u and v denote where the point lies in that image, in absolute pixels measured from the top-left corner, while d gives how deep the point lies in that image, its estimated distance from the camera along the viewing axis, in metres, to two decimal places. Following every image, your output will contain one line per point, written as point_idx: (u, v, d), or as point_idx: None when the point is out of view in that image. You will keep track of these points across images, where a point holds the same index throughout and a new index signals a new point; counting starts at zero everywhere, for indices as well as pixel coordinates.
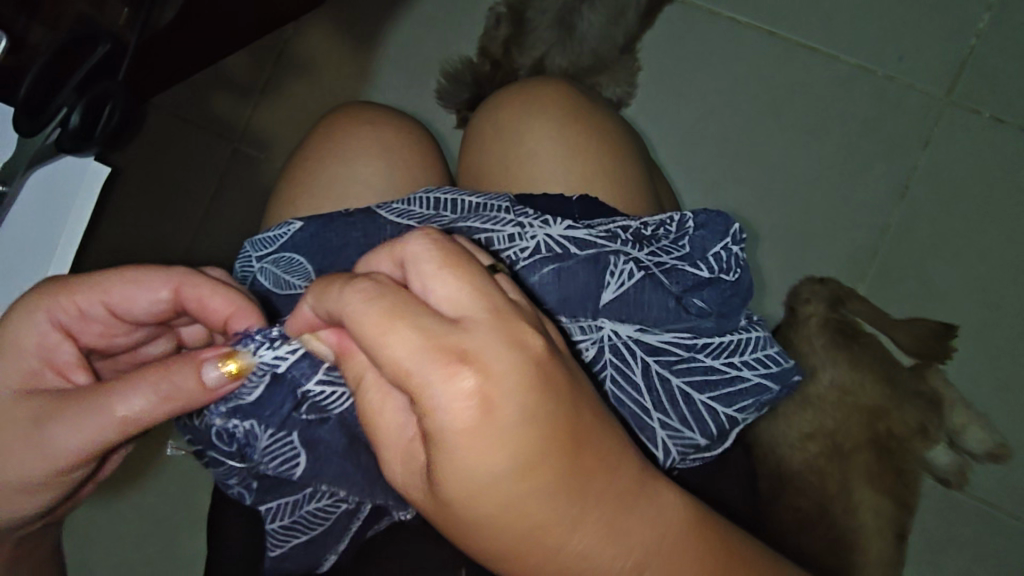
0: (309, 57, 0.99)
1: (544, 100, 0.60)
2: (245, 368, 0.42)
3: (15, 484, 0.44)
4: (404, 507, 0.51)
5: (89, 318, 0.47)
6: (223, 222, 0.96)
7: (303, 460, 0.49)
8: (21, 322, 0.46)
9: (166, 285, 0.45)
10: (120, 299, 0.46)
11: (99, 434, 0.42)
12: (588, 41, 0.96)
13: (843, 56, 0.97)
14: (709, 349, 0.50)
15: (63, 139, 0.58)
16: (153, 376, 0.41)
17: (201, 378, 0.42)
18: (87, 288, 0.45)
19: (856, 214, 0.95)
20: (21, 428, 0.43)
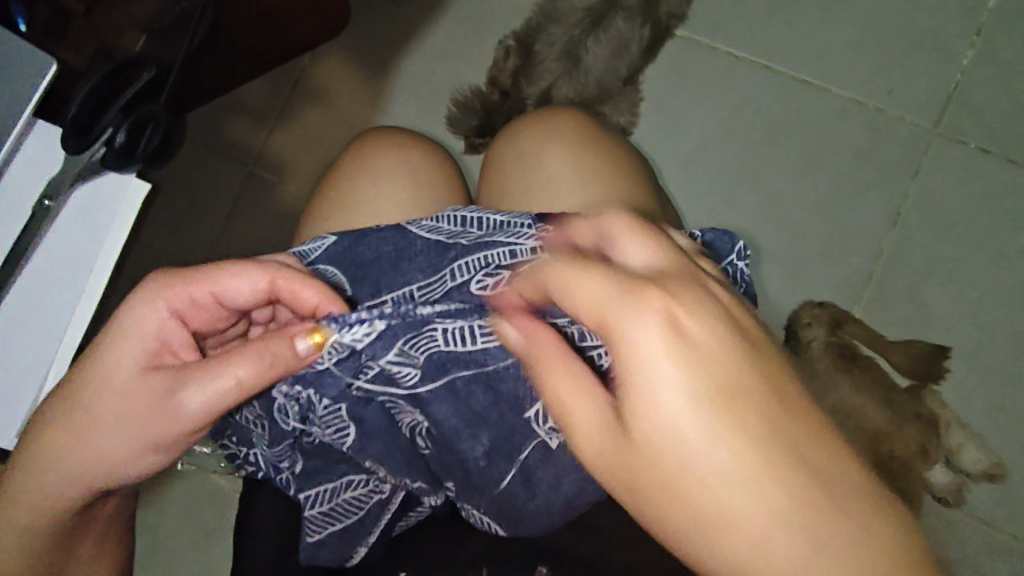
0: (325, 83, 1.04)
1: (561, 127, 0.64)
2: (328, 341, 0.46)
3: (139, 446, 0.48)
4: (433, 492, 0.56)
5: (198, 306, 0.50)
6: (242, 241, 1.00)
7: (351, 432, 0.52)
8: (136, 310, 0.48)
9: (265, 278, 0.49)
10: (229, 289, 0.49)
11: (218, 403, 0.46)
12: (593, 73, 1.01)
13: (836, 90, 1.02)
14: None
15: (109, 157, 0.62)
16: (258, 347, 0.46)
17: (297, 353, 0.46)
18: (198, 278, 0.49)
19: (850, 240, 0.99)
20: (150, 399, 0.47)
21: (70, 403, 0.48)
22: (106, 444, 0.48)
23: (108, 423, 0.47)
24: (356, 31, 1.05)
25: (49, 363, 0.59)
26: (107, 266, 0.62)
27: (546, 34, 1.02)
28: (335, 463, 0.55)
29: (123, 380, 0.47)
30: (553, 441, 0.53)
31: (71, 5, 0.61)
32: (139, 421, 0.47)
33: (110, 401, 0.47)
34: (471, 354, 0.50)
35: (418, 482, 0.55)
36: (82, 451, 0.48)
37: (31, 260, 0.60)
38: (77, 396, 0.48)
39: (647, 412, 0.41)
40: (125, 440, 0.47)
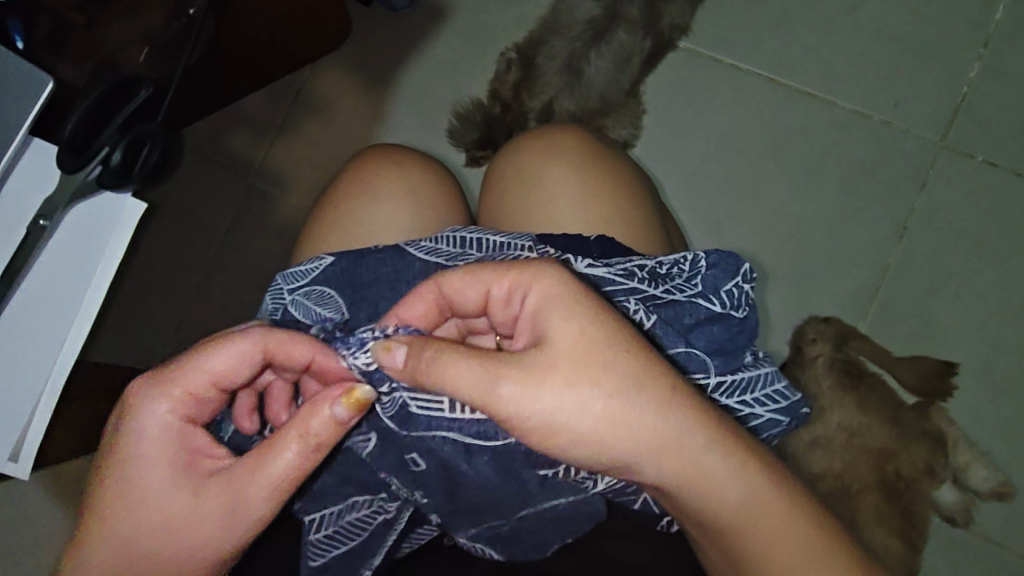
0: (326, 97, 1.03)
1: (564, 144, 0.63)
2: (367, 400, 0.45)
3: (210, 553, 0.46)
4: (437, 510, 0.53)
5: (202, 399, 0.47)
6: (241, 255, 0.99)
7: (373, 437, 0.52)
8: (143, 428, 0.46)
9: (257, 347, 0.47)
10: (224, 373, 0.47)
11: (279, 492, 0.45)
12: (596, 86, 1.00)
13: (840, 103, 1.01)
14: (723, 387, 0.52)
15: (104, 176, 0.61)
16: (298, 427, 0.44)
17: (337, 422, 0.44)
18: (188, 373, 0.46)
19: (855, 254, 0.98)
20: (208, 511, 0.45)
21: (108, 541, 0.45)
22: (165, 563, 0.46)
23: (161, 541, 0.45)
24: (357, 44, 1.04)
25: (43, 384, 0.59)
26: (102, 285, 0.62)
27: (548, 46, 1.02)
28: (341, 484, 0.54)
29: (169, 503, 0.45)
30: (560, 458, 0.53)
31: (71, 18, 0.60)
32: (192, 530, 0.45)
33: (156, 521, 0.45)
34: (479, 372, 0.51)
35: (425, 497, 0.53)
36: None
37: (27, 279, 0.59)
38: (116, 537, 0.45)
39: (594, 410, 0.43)
40: (184, 552, 0.45)
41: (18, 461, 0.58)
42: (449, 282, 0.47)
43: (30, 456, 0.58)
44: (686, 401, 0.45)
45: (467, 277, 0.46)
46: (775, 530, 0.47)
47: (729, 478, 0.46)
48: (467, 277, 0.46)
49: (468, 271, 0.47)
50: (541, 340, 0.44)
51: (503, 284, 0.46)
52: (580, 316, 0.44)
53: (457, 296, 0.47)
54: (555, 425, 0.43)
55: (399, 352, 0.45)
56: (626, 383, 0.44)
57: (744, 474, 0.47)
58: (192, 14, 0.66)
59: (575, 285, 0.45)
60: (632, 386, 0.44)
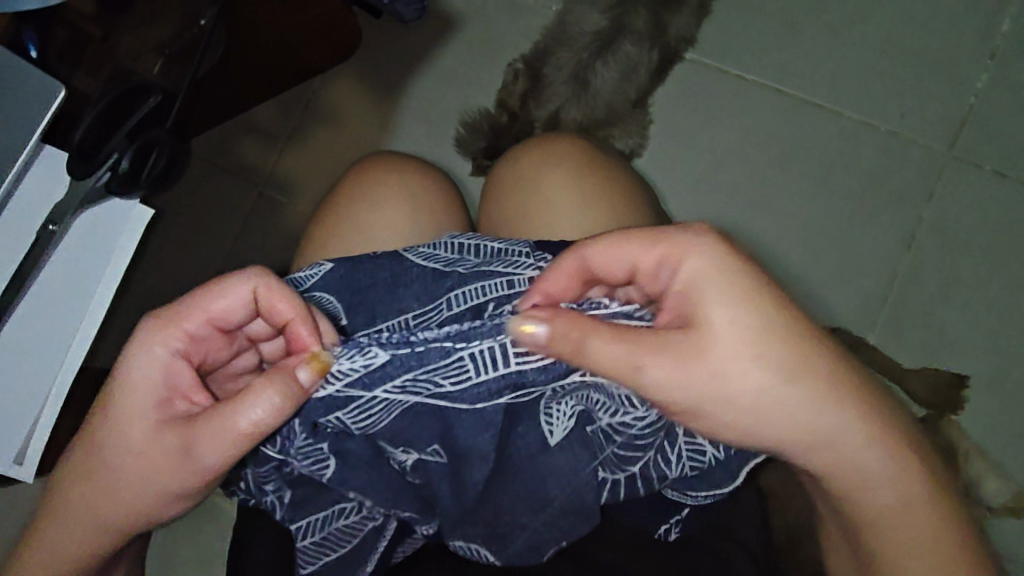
0: (335, 106, 1.05)
1: (562, 151, 0.64)
2: (328, 365, 0.44)
3: (163, 494, 0.47)
4: (428, 520, 0.54)
5: (197, 339, 0.48)
6: (251, 262, 1.01)
7: (332, 466, 0.49)
8: (139, 356, 0.46)
9: (248, 288, 0.47)
10: (220, 311, 0.47)
11: (234, 446, 0.45)
12: (602, 97, 1.01)
13: (846, 113, 1.01)
14: None
15: (113, 182, 0.62)
16: (266, 383, 0.44)
17: (296, 382, 0.44)
18: (188, 311, 0.47)
19: (863, 264, 0.98)
20: (168, 449, 0.46)
21: (90, 456, 0.47)
22: (130, 493, 0.47)
23: (129, 471, 0.46)
24: (366, 55, 1.06)
25: (49, 388, 0.60)
26: (111, 289, 0.63)
27: (554, 58, 1.03)
28: (327, 492, 0.52)
29: (137, 435, 0.46)
30: (554, 438, 0.51)
31: (88, 29, 0.62)
32: (161, 466, 0.46)
33: (130, 452, 0.46)
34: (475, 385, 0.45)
35: (409, 512, 0.53)
36: (109, 499, 0.47)
37: (36, 285, 0.60)
38: (96, 452, 0.47)
39: (725, 384, 0.47)
40: (150, 487, 0.46)
41: (22, 464, 0.59)
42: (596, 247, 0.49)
43: (35, 459, 0.59)
44: (811, 375, 0.48)
45: (623, 245, 0.48)
46: (909, 504, 0.51)
47: (883, 456, 0.51)
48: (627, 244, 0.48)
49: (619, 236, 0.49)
50: (693, 316, 0.47)
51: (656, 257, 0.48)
52: (729, 299, 0.47)
53: (604, 263, 0.49)
54: (692, 398, 0.47)
55: (541, 329, 0.43)
56: (757, 361, 0.47)
57: (858, 447, 0.50)
58: (203, 25, 0.68)
59: (727, 264, 0.48)
60: (761, 362, 0.47)
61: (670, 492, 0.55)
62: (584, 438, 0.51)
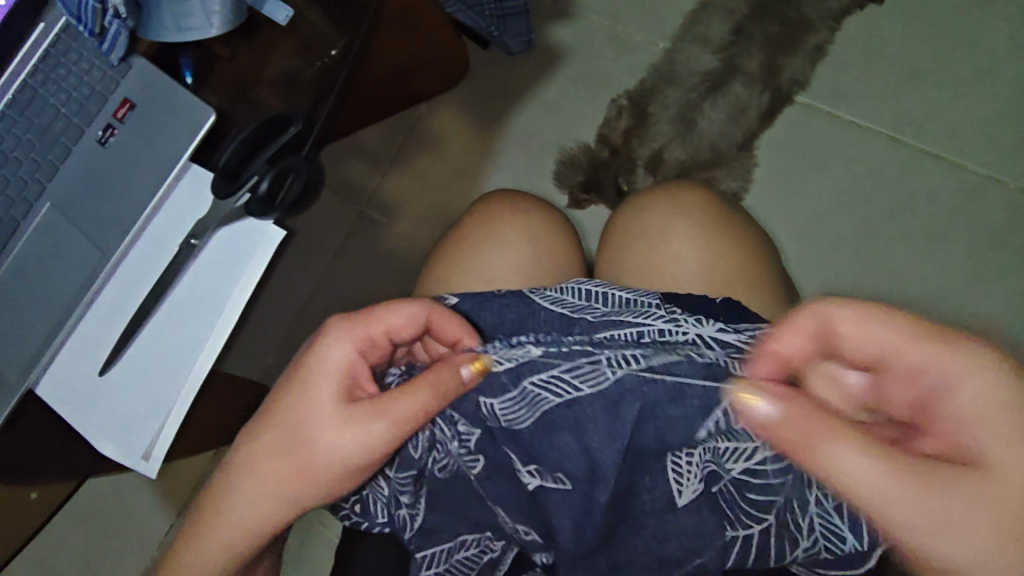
0: (439, 134, 1.08)
1: (688, 202, 0.62)
2: (488, 368, 0.46)
3: (268, 488, 0.48)
4: (546, 552, 0.51)
5: (377, 343, 0.50)
6: (349, 277, 1.05)
7: (481, 461, 0.49)
8: (323, 351, 0.48)
9: (423, 312, 0.50)
10: (394, 327, 0.50)
11: (354, 451, 0.47)
12: (708, 138, 1.00)
13: (973, 167, 0.95)
14: None
15: (251, 203, 0.65)
16: (359, 330, 0.49)
17: (457, 377, 0.46)
18: (370, 322, 0.49)
19: (985, 328, 0.91)
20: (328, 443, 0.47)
21: (269, 439, 0.48)
22: (270, 499, 0.48)
23: (294, 475, 0.47)
24: (474, 85, 1.08)
25: (178, 391, 0.64)
26: (239, 306, 0.66)
27: (660, 96, 1.02)
28: (453, 522, 0.52)
29: (272, 437, 0.48)
30: (683, 498, 0.47)
31: (218, 51, 0.66)
32: (328, 451, 0.47)
33: (281, 444, 0.48)
34: (614, 385, 0.45)
35: (532, 535, 0.50)
36: (251, 507, 0.48)
37: (169, 297, 0.65)
38: (281, 433, 0.48)
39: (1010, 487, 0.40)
40: (302, 482, 0.47)
41: (148, 460, 0.62)
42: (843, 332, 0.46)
43: (159, 456, 0.63)
44: None
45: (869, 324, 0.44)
46: None
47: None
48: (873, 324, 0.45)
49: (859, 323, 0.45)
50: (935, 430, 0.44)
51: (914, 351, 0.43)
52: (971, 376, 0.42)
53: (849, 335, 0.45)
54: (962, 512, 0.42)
55: (765, 404, 0.42)
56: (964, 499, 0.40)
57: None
58: (333, 55, 0.70)
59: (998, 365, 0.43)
60: (884, 473, 0.40)
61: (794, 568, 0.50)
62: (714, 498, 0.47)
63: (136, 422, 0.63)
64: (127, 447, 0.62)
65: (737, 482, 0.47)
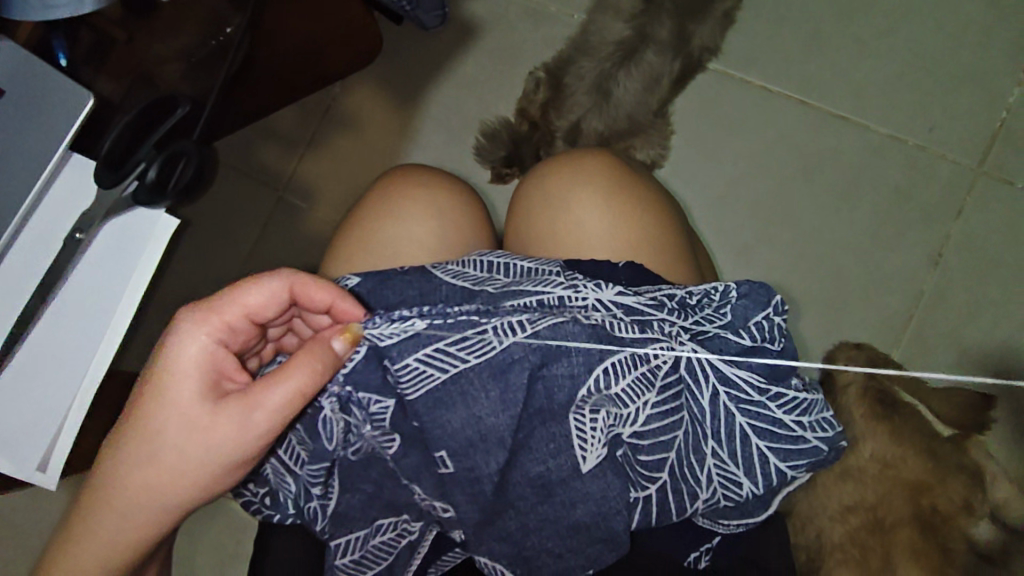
0: (355, 113, 1.04)
1: (593, 170, 0.63)
2: (360, 335, 0.48)
3: (147, 492, 0.46)
4: (461, 529, 0.52)
5: (236, 327, 0.48)
6: (267, 267, 1.01)
7: (397, 438, 0.50)
8: (176, 346, 0.46)
9: (283, 284, 0.49)
10: (256, 308, 0.48)
11: (238, 442, 0.45)
12: (624, 107, 1.00)
13: (874, 126, 1.00)
14: (780, 401, 0.52)
15: (140, 192, 0.62)
16: (217, 316, 0.47)
17: (331, 351, 0.46)
18: (227, 304, 0.47)
19: (888, 280, 0.96)
20: (200, 440, 0.45)
21: (132, 448, 0.46)
22: (154, 501, 0.46)
23: (169, 477, 0.46)
24: (389, 62, 1.05)
25: (75, 394, 0.60)
26: (135, 299, 0.63)
27: (577, 67, 1.02)
28: (367, 507, 0.53)
29: (141, 441, 0.45)
30: (587, 464, 0.51)
31: (112, 33, 0.61)
32: (200, 448, 0.45)
33: (150, 447, 0.45)
34: (500, 354, 0.49)
35: (448, 511, 0.51)
36: (135, 508, 0.46)
37: (55, 300, 0.61)
38: (145, 438, 0.45)
39: None
40: (178, 483, 0.46)
41: (45, 472, 0.59)
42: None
43: (58, 467, 0.59)
44: None
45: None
46: None
47: None
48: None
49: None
50: None
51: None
52: None
53: None
54: None
55: None
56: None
57: None
58: (229, 33, 0.68)
59: None
60: None
61: (701, 520, 0.56)
62: (619, 463, 0.52)
63: (24, 433, 0.59)
64: (16, 459, 0.58)
65: (629, 446, 0.52)
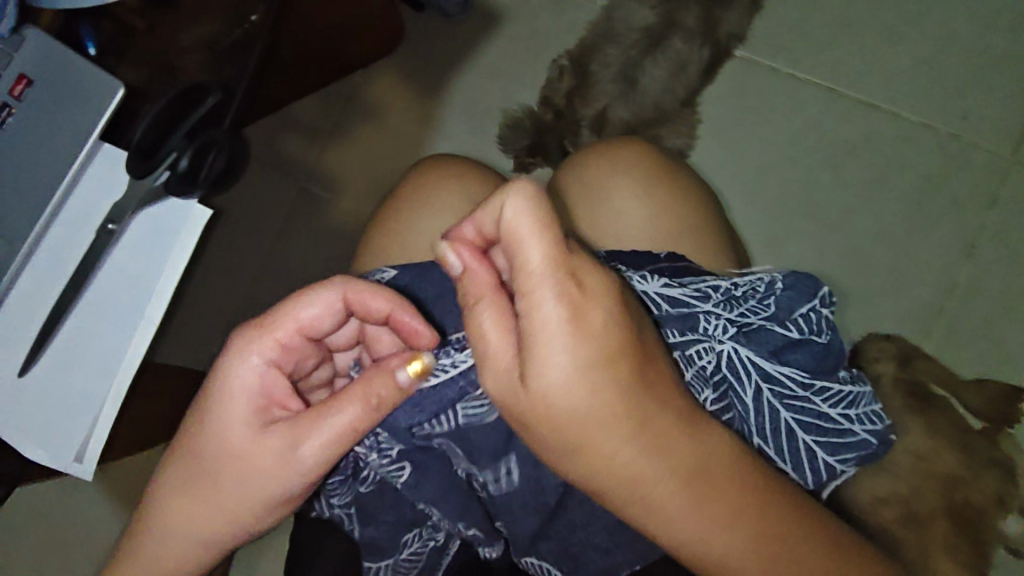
0: (379, 103, 1.04)
1: (629, 157, 0.62)
2: (429, 366, 0.47)
3: (211, 514, 0.46)
4: (491, 543, 0.55)
5: (289, 349, 0.48)
6: (291, 257, 1.00)
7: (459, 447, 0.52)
8: (232, 367, 0.47)
9: (337, 296, 0.48)
10: (311, 321, 0.48)
11: (304, 466, 0.46)
12: (650, 96, 0.99)
13: (906, 114, 0.97)
14: (825, 395, 0.51)
15: (171, 181, 0.62)
16: (272, 333, 0.47)
17: (398, 379, 0.46)
18: (282, 319, 0.47)
19: (920, 271, 0.94)
20: (263, 463, 0.45)
21: (187, 476, 0.46)
22: (217, 524, 0.47)
23: (223, 503, 0.46)
24: (412, 51, 1.04)
25: (109, 385, 0.60)
26: (168, 294, 0.63)
27: (602, 54, 1.00)
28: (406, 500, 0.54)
29: (205, 464, 0.46)
30: None
31: (132, 23, 0.60)
32: (263, 472, 0.46)
33: (214, 469, 0.46)
34: None
35: (474, 531, 0.54)
36: (197, 531, 0.47)
37: (90, 291, 0.61)
38: (207, 460, 0.46)
39: None
40: (230, 510, 0.46)
41: (82, 462, 0.59)
42: (508, 211, 0.40)
43: (94, 457, 0.59)
44: None
45: (527, 223, 0.40)
46: None
47: None
48: (546, 241, 0.40)
49: (532, 204, 0.40)
50: None
51: (562, 275, 0.41)
52: None
53: None
54: None
55: None
56: (680, 442, 0.44)
57: None
58: (255, 20, 0.64)
59: None
60: None
61: None
62: None
63: (64, 423, 0.59)
64: (54, 448, 0.58)
65: None
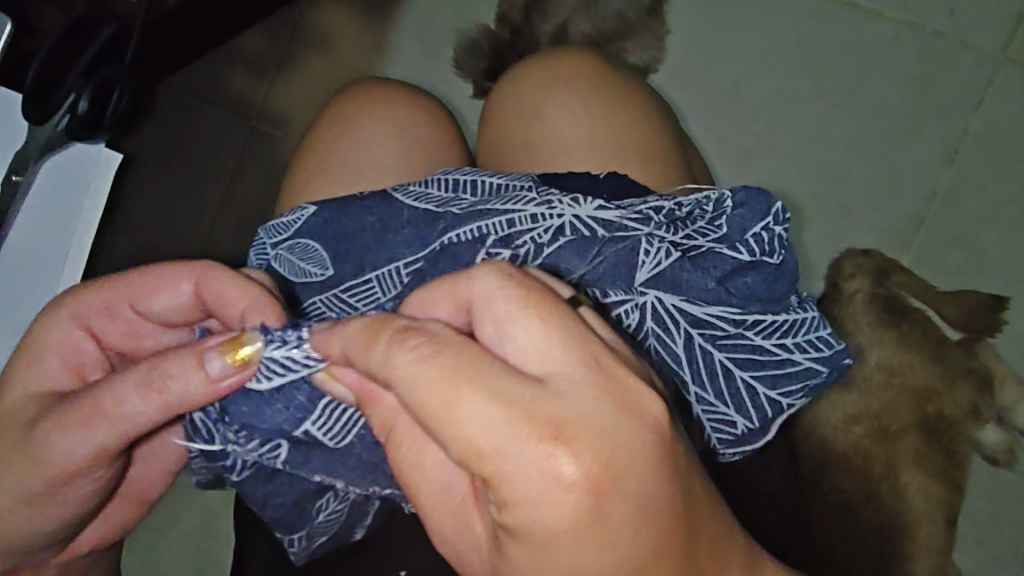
0: (323, 30, 0.95)
1: (566, 71, 0.58)
2: (255, 355, 0.41)
3: None
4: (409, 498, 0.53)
5: (115, 316, 0.48)
6: (241, 202, 0.95)
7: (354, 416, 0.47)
8: (43, 325, 0.47)
9: (185, 277, 0.46)
10: (142, 297, 0.47)
11: (82, 448, 0.43)
12: (614, 5, 0.90)
13: (889, 12, 0.90)
14: (759, 327, 0.49)
15: (73, 126, 0.58)
16: (93, 297, 0.47)
17: (205, 364, 0.41)
18: (112, 287, 0.46)
19: (900, 180, 0.90)
20: (42, 436, 0.44)
21: None
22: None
23: None
24: None
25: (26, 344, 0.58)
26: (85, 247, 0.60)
27: None
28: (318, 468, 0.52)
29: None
30: None
31: None
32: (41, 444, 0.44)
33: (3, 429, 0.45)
34: None
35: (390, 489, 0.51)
36: None
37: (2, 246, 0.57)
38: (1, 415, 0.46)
39: None
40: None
41: None
42: (394, 357, 0.32)
43: None
44: None
45: (413, 369, 0.31)
46: None
47: None
48: (463, 390, 0.30)
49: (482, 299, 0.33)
50: None
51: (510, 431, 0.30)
52: None
53: None
54: None
55: None
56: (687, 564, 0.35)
57: None
58: None
59: None
60: None
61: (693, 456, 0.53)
62: None
63: None
64: None
65: None
